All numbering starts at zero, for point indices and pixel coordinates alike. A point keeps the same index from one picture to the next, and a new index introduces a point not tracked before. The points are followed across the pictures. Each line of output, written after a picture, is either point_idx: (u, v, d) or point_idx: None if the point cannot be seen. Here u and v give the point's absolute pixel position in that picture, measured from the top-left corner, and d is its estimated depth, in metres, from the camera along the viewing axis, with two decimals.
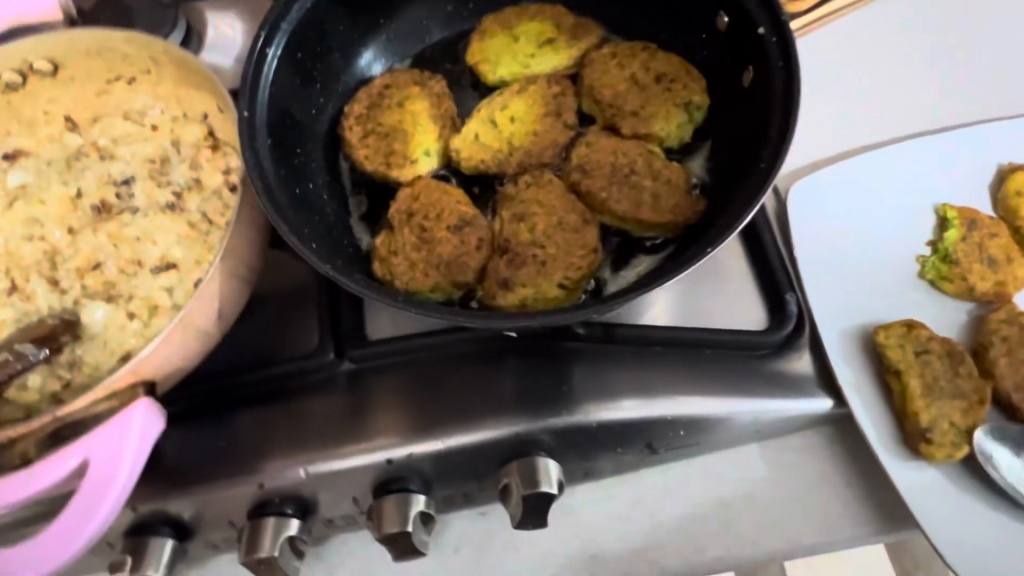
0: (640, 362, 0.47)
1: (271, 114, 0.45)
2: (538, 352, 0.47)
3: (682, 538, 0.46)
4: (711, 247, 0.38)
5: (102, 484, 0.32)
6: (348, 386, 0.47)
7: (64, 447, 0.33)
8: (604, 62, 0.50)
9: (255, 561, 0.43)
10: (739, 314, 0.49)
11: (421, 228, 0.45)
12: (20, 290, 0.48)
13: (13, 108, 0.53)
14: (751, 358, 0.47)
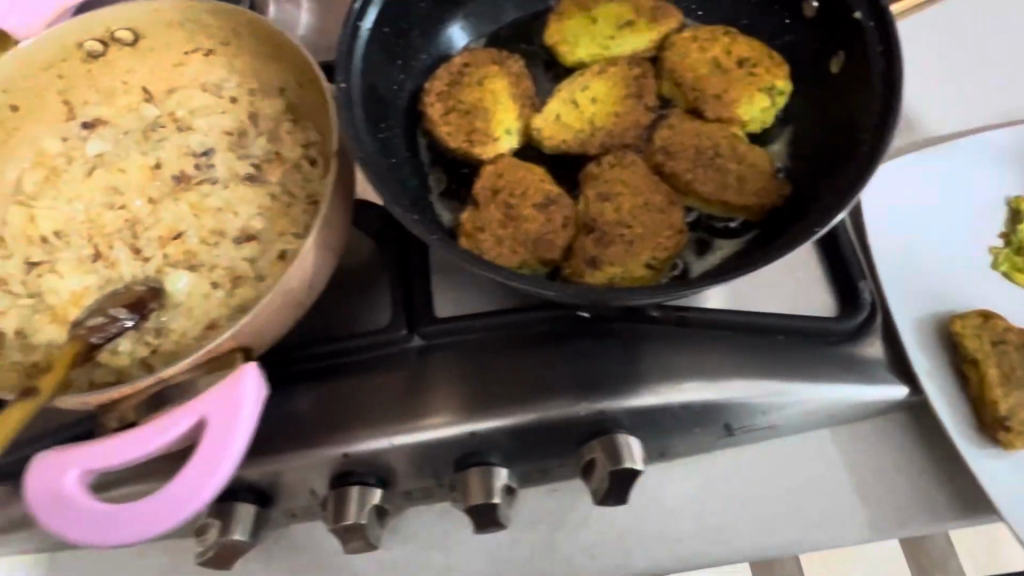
0: (709, 346, 0.46)
1: (362, 87, 0.45)
2: (609, 333, 0.46)
3: (754, 520, 0.47)
4: (813, 227, 0.39)
5: (219, 449, 0.32)
6: (414, 363, 0.46)
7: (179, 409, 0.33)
8: (686, 45, 0.50)
9: (342, 529, 0.43)
10: (811, 301, 0.49)
11: (507, 205, 0.45)
12: (103, 257, 0.48)
13: (91, 75, 0.52)
14: (823, 343, 0.47)
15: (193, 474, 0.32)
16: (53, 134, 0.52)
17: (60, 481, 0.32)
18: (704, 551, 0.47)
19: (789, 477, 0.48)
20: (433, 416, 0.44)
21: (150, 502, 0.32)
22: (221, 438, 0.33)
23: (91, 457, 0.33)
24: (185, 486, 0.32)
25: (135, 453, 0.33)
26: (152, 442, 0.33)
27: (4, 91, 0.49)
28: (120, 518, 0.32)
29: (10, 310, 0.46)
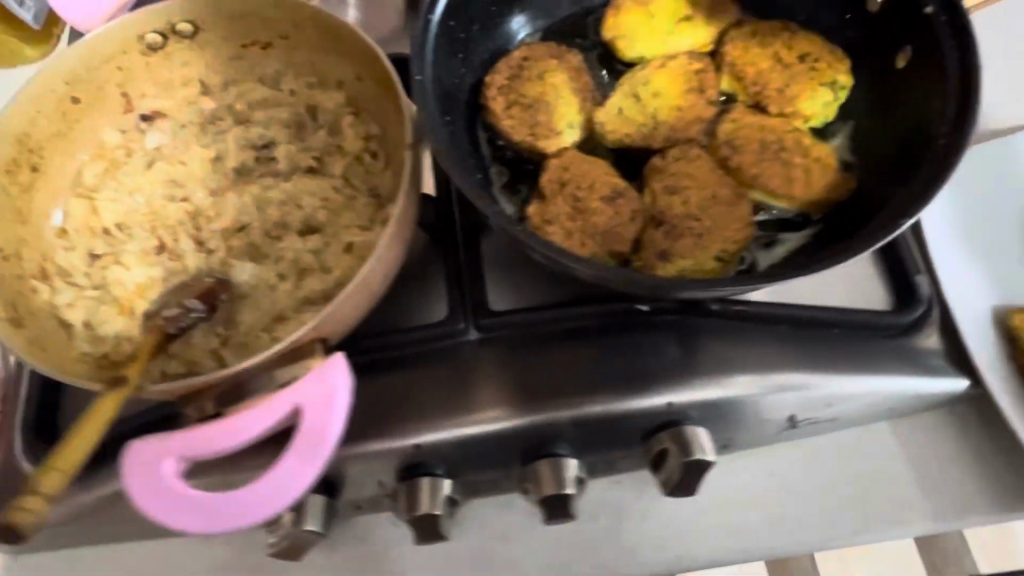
0: (764, 340, 0.46)
1: (434, 81, 0.45)
2: (664, 326, 0.46)
3: (817, 512, 0.47)
4: (893, 221, 0.39)
5: (312, 442, 0.32)
6: (469, 356, 0.47)
7: (275, 402, 0.33)
8: (746, 40, 0.50)
9: (415, 519, 0.44)
10: (866, 293, 0.50)
11: (574, 198, 0.45)
12: (169, 249, 0.48)
13: (149, 67, 0.52)
14: (879, 337, 0.47)
15: (290, 466, 0.32)
16: (113, 127, 0.52)
17: (157, 470, 0.33)
18: (766, 541, 0.47)
19: (845, 468, 0.48)
20: (485, 411, 0.45)
21: (247, 492, 0.32)
22: (314, 430, 0.33)
23: (187, 446, 0.33)
24: (282, 477, 0.32)
25: (229, 444, 0.33)
26: (246, 432, 0.33)
27: (67, 83, 0.49)
28: (218, 507, 0.32)
29: (77, 302, 0.46)
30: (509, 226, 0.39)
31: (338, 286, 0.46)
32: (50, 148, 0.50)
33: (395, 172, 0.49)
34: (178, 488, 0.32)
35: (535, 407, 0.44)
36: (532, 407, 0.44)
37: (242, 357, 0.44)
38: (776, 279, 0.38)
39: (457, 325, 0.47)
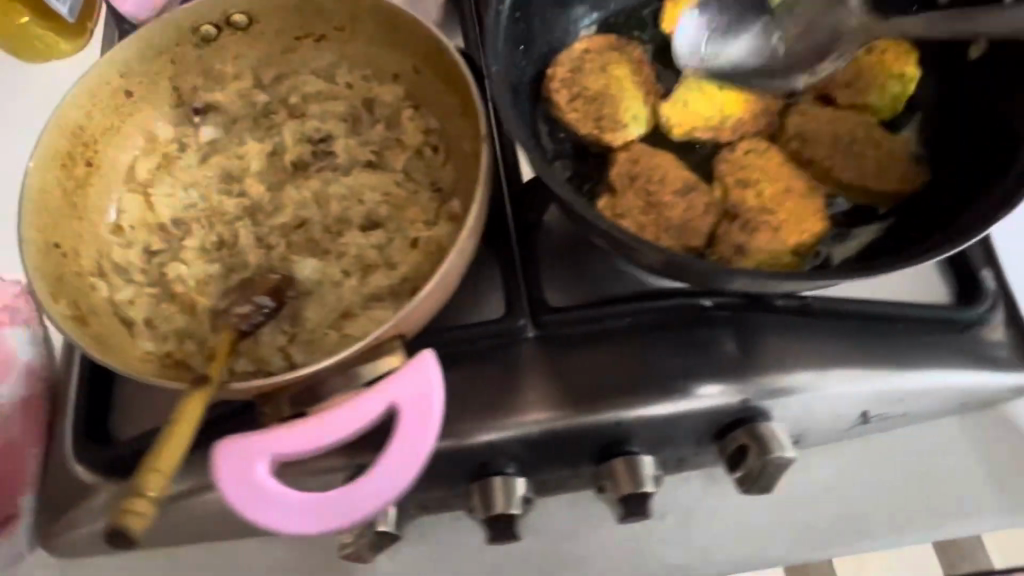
0: (823, 337, 0.46)
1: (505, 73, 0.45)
2: (717, 322, 0.46)
3: (889, 508, 0.47)
4: (985, 213, 0.38)
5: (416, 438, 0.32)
6: (524, 353, 0.46)
7: (366, 403, 0.32)
8: (812, 32, 0.49)
9: (492, 519, 0.43)
10: (918, 287, 0.51)
11: (646, 191, 0.45)
12: (228, 245, 0.47)
13: (201, 60, 0.51)
14: (941, 332, 0.47)
15: (394, 465, 0.32)
16: (165, 122, 0.52)
17: (251, 471, 0.31)
18: (840, 538, 0.47)
19: (911, 464, 0.48)
20: (524, 414, 0.44)
21: (349, 492, 0.32)
22: (417, 427, 0.32)
23: (280, 446, 0.32)
24: (386, 476, 0.32)
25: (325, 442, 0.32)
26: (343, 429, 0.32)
27: (121, 76, 0.48)
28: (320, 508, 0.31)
29: (137, 299, 0.45)
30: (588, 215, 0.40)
31: (405, 282, 0.45)
32: (104, 142, 0.49)
33: (458, 166, 0.48)
34: (275, 490, 0.31)
35: (588, 402, 0.44)
36: (572, 406, 0.44)
37: (310, 355, 0.43)
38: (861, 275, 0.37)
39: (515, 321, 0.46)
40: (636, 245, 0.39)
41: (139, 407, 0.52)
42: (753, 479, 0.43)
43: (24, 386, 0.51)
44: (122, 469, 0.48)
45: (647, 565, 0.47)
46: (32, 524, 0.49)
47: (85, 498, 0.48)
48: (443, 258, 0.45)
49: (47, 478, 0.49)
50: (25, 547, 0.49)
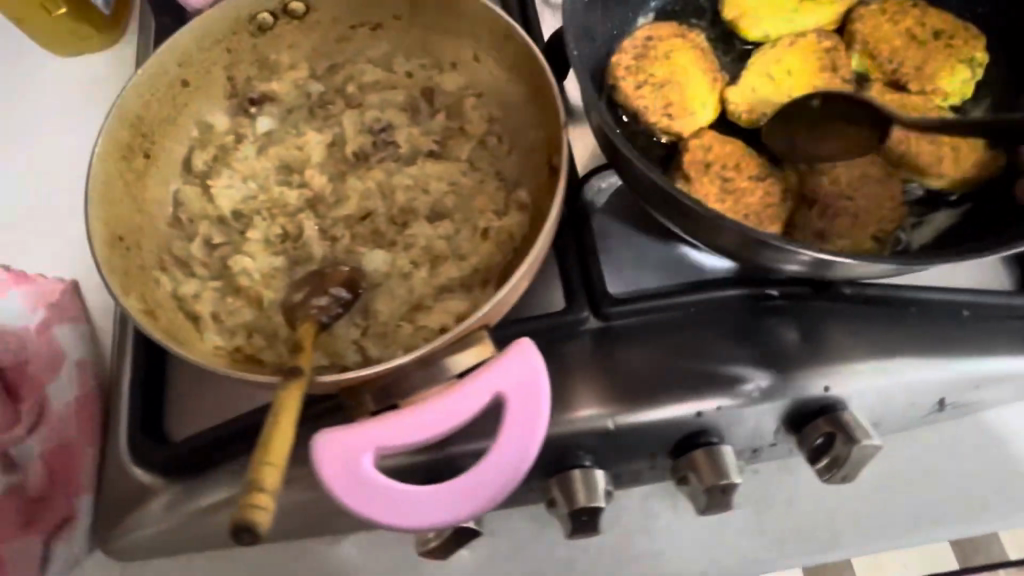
0: (890, 326, 0.45)
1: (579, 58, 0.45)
2: (777, 312, 0.46)
3: (965, 495, 0.47)
4: None
5: (526, 429, 0.31)
6: (589, 344, 0.45)
7: (470, 393, 0.32)
8: (876, 17, 0.49)
9: (574, 513, 0.42)
10: (981, 275, 0.51)
11: (722, 178, 0.45)
12: (292, 237, 0.46)
13: (256, 49, 0.50)
14: (1010, 319, 0.46)
15: (504, 454, 0.31)
16: (220, 112, 0.50)
17: (357, 464, 0.31)
18: (918, 528, 0.46)
19: (983, 451, 0.48)
20: (575, 410, 0.43)
21: (461, 483, 0.31)
22: (526, 416, 0.32)
23: (384, 437, 0.32)
24: (496, 467, 0.31)
25: (430, 434, 0.32)
26: (448, 420, 0.32)
27: (179, 64, 0.47)
28: (431, 502, 0.31)
29: (202, 293, 0.44)
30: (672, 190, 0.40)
31: (476, 274, 0.44)
32: (161, 133, 0.48)
33: (523, 155, 0.47)
34: (383, 483, 0.31)
35: (652, 395, 0.43)
36: (625, 401, 0.43)
37: (384, 347, 0.42)
38: (951, 258, 0.36)
39: (577, 313, 0.46)
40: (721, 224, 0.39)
41: (194, 406, 0.51)
42: (840, 467, 0.43)
43: (78, 385, 0.51)
44: (183, 468, 0.47)
45: (722, 559, 0.46)
46: (89, 526, 0.48)
47: (144, 500, 0.47)
48: (515, 249, 0.44)
49: (103, 479, 0.48)
50: (83, 551, 0.48)
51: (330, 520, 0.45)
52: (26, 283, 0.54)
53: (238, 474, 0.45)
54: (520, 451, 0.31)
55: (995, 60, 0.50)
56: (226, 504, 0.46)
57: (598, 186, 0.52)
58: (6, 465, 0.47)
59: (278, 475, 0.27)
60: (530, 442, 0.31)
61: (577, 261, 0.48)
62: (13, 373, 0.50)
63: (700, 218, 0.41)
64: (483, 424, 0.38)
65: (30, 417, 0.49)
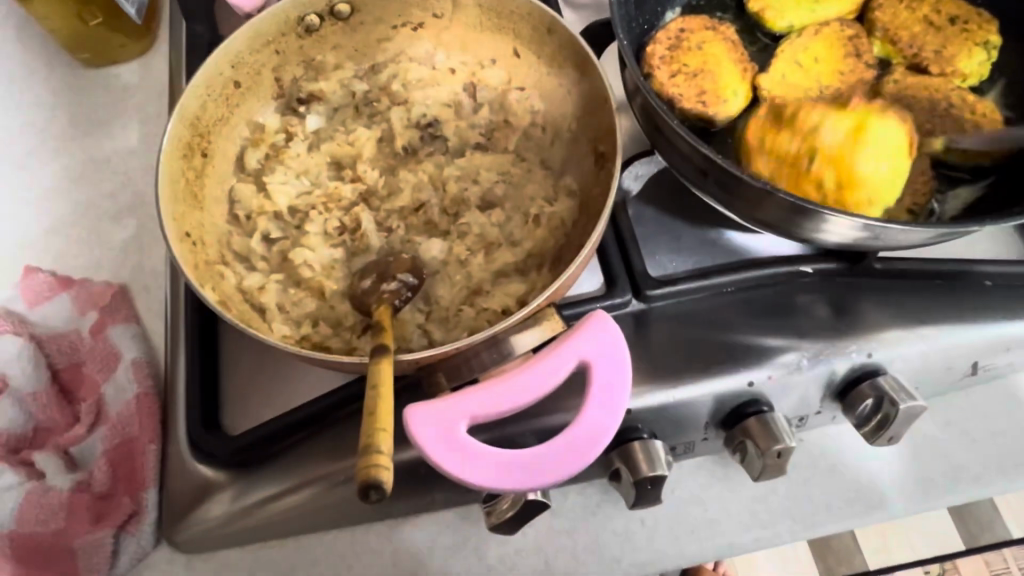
0: (923, 298, 0.48)
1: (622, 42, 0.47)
2: (808, 289, 0.48)
3: (998, 454, 0.50)
4: None
5: (611, 389, 0.35)
6: (634, 324, 0.47)
7: (556, 363, 0.35)
8: (894, 5, 0.52)
9: (636, 483, 0.44)
10: (1000, 246, 0.53)
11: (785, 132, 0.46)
12: (350, 229, 0.48)
13: (302, 50, 0.52)
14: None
15: (591, 418, 0.34)
16: (269, 113, 0.52)
17: (454, 431, 0.34)
18: (958, 487, 0.49)
19: (1012, 413, 0.51)
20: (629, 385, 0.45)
21: (551, 447, 0.34)
22: (609, 383, 0.35)
23: (476, 407, 0.34)
24: (582, 432, 0.34)
25: (521, 401, 0.35)
26: (536, 389, 0.35)
27: (232, 66, 0.49)
28: (523, 465, 0.34)
29: (266, 285, 0.45)
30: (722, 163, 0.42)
31: (531, 258, 0.46)
32: (216, 134, 0.49)
33: (567, 145, 0.50)
34: (478, 448, 0.34)
35: (701, 368, 0.45)
36: (672, 376, 0.45)
37: (448, 331, 0.43)
38: (991, 222, 0.39)
39: (621, 295, 0.47)
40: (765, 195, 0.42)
41: (251, 401, 0.51)
42: (885, 429, 0.45)
43: (136, 381, 0.51)
44: (247, 460, 0.47)
45: (774, 526, 0.48)
46: (155, 521, 0.48)
47: (210, 493, 0.47)
48: (567, 233, 0.46)
49: (167, 474, 0.48)
50: (150, 544, 0.48)
51: (397, 503, 0.46)
52: (73, 287, 0.55)
53: (303, 462, 0.46)
54: (605, 415, 0.34)
55: (1006, 43, 0.53)
56: (290, 492, 0.45)
57: (636, 172, 0.54)
58: (71, 463, 0.48)
59: (391, 440, 0.30)
60: (612, 407, 0.34)
61: (618, 247, 0.50)
62: (69, 373, 0.52)
63: (745, 190, 0.43)
64: (552, 399, 0.40)
65: (89, 416, 0.49)
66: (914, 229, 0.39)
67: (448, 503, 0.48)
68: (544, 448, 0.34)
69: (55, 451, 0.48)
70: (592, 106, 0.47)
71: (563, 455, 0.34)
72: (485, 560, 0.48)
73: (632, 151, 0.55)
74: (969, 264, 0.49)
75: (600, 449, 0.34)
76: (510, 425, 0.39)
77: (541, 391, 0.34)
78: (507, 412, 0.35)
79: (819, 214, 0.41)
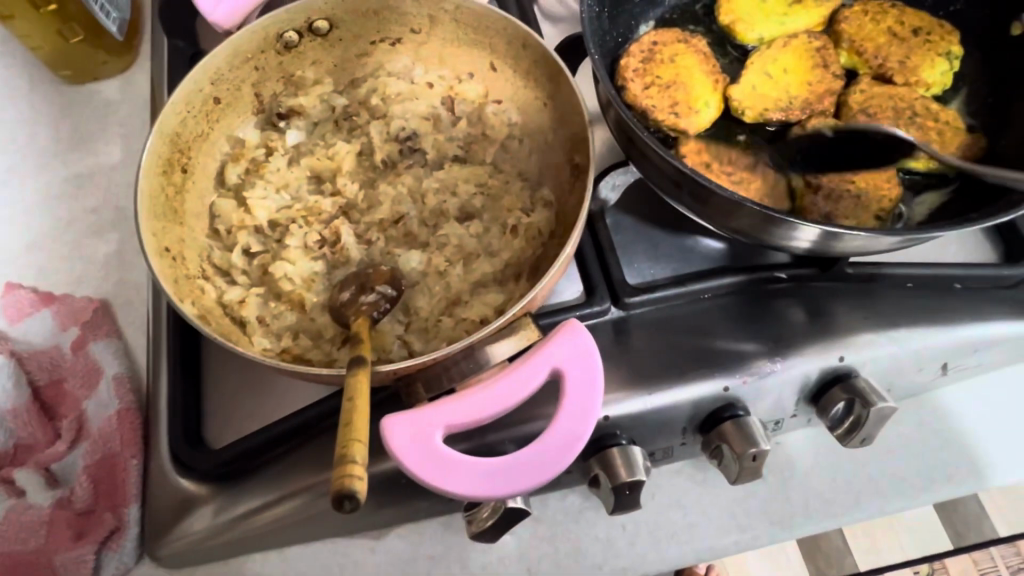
0: (893, 302, 0.49)
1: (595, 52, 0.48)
2: (785, 294, 0.49)
3: (969, 455, 0.51)
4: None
5: (585, 395, 0.35)
6: (613, 332, 0.48)
7: (530, 371, 0.36)
8: (859, 18, 0.54)
9: (619, 489, 0.44)
10: (967, 250, 0.55)
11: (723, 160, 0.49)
12: (329, 241, 0.48)
13: (281, 67, 0.53)
14: (1000, 289, 0.50)
15: (565, 427, 0.35)
16: (249, 128, 0.53)
17: (429, 440, 0.35)
18: (930, 487, 0.50)
19: (980, 411, 0.52)
20: (606, 393, 0.45)
21: (527, 456, 0.35)
22: (583, 390, 0.35)
23: (453, 417, 0.35)
24: (557, 440, 0.35)
25: (496, 408, 0.35)
26: (511, 398, 0.36)
27: (212, 82, 0.49)
28: (501, 473, 0.34)
29: (246, 299, 0.46)
30: (694, 174, 0.43)
31: (509, 268, 0.47)
32: (195, 149, 0.50)
33: (544, 157, 0.51)
34: (456, 458, 0.34)
35: (678, 374, 0.46)
36: (649, 382, 0.46)
37: (427, 342, 0.44)
38: (951, 227, 0.40)
39: (600, 303, 0.48)
40: (737, 204, 0.43)
41: (234, 415, 0.52)
42: (858, 431, 0.46)
43: (118, 397, 0.51)
44: (230, 473, 0.47)
45: (753, 528, 0.49)
46: (137, 537, 0.48)
47: (193, 507, 0.47)
48: (544, 243, 0.47)
49: (149, 489, 0.48)
50: (132, 560, 0.48)
51: (379, 514, 0.46)
52: (55, 303, 0.55)
53: (286, 475, 0.46)
54: (579, 422, 0.35)
55: (968, 53, 0.55)
56: (273, 504, 0.46)
57: (613, 182, 0.55)
58: (53, 480, 0.48)
59: (366, 450, 0.30)
60: (586, 413, 0.35)
61: (596, 256, 0.51)
62: (50, 391, 0.51)
63: (718, 200, 0.44)
64: (529, 408, 0.41)
65: (70, 432, 0.49)
66: (879, 234, 0.40)
67: (431, 513, 0.48)
68: (520, 456, 0.35)
69: (36, 467, 0.48)
70: (566, 118, 0.48)
71: (538, 463, 0.34)
72: (468, 568, 0.48)
73: (609, 161, 0.56)
74: (937, 268, 0.50)
75: (574, 454, 0.35)
76: (490, 433, 0.40)
77: (515, 399, 0.35)
78: (484, 421, 0.36)
79: (788, 222, 0.42)
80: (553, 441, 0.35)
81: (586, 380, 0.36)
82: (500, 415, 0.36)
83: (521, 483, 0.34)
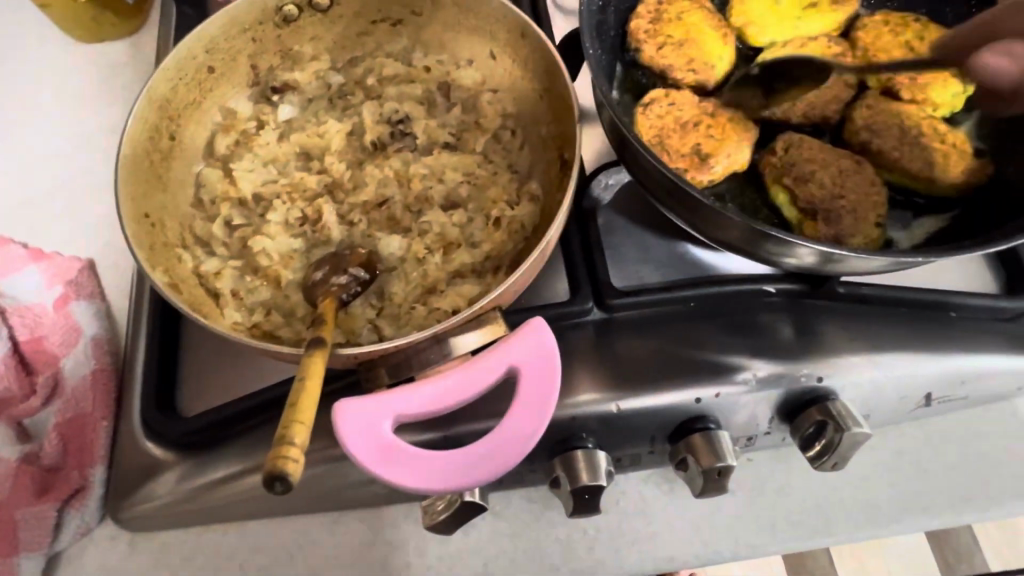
0: (885, 324, 0.47)
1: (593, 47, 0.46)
2: (771, 309, 0.48)
3: (949, 490, 0.49)
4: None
5: (541, 394, 0.35)
6: (593, 333, 0.47)
7: (490, 366, 0.36)
8: (879, 26, 0.53)
9: (580, 491, 0.44)
10: (966, 277, 0.53)
11: (698, 130, 0.48)
12: (312, 220, 0.48)
13: (279, 40, 0.53)
14: (996, 321, 0.49)
15: (517, 424, 0.35)
16: (243, 100, 0.53)
17: (379, 429, 0.35)
18: (905, 518, 0.48)
19: (964, 446, 0.51)
20: (575, 394, 0.44)
21: (478, 452, 0.34)
22: (540, 389, 0.35)
23: (406, 407, 0.35)
24: (508, 438, 0.35)
25: (450, 400, 0.36)
26: (468, 391, 0.36)
27: (206, 51, 0.49)
28: (450, 467, 0.34)
29: (222, 270, 0.46)
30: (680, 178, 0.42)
31: (488, 260, 0.46)
32: (185, 117, 0.50)
33: (535, 150, 0.50)
34: (404, 449, 0.34)
35: (651, 382, 0.45)
36: (622, 387, 0.45)
37: (398, 327, 0.43)
38: (945, 253, 0.38)
39: (582, 303, 0.47)
40: (722, 214, 0.42)
41: (208, 386, 0.52)
42: (829, 454, 0.45)
43: (93, 357, 0.51)
44: (198, 443, 0.47)
45: (717, 543, 0.48)
46: (101, 497, 0.49)
47: (157, 472, 0.47)
48: (526, 238, 0.46)
49: (116, 452, 0.48)
50: (94, 520, 0.49)
51: (341, 497, 0.46)
52: (43, 260, 0.54)
53: (250, 449, 0.46)
54: (531, 421, 0.34)
55: None
56: (235, 478, 0.45)
57: (606, 182, 0.53)
58: (23, 435, 0.48)
59: (306, 433, 0.30)
60: (540, 413, 0.35)
61: (583, 252, 0.50)
62: (28, 347, 0.50)
63: (705, 210, 0.43)
64: (491, 401, 0.40)
65: (45, 388, 0.49)
66: (866, 256, 0.39)
67: (394, 500, 0.48)
68: (471, 451, 0.35)
69: (8, 421, 0.48)
70: (558, 112, 0.48)
71: (488, 460, 0.34)
72: (426, 558, 0.48)
73: (605, 159, 0.55)
74: (935, 294, 0.49)
75: (524, 452, 0.34)
76: (450, 426, 0.39)
77: (472, 392, 0.35)
78: (439, 412, 0.36)
79: (771, 236, 0.41)
80: (505, 440, 0.35)
81: (543, 378, 0.35)
82: (455, 407, 0.36)
83: (468, 480, 0.34)
